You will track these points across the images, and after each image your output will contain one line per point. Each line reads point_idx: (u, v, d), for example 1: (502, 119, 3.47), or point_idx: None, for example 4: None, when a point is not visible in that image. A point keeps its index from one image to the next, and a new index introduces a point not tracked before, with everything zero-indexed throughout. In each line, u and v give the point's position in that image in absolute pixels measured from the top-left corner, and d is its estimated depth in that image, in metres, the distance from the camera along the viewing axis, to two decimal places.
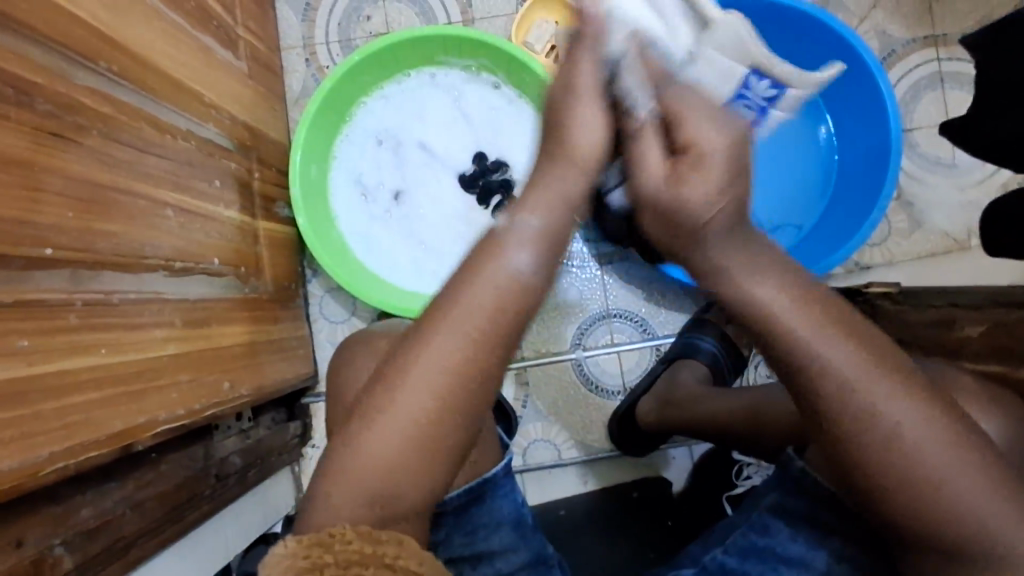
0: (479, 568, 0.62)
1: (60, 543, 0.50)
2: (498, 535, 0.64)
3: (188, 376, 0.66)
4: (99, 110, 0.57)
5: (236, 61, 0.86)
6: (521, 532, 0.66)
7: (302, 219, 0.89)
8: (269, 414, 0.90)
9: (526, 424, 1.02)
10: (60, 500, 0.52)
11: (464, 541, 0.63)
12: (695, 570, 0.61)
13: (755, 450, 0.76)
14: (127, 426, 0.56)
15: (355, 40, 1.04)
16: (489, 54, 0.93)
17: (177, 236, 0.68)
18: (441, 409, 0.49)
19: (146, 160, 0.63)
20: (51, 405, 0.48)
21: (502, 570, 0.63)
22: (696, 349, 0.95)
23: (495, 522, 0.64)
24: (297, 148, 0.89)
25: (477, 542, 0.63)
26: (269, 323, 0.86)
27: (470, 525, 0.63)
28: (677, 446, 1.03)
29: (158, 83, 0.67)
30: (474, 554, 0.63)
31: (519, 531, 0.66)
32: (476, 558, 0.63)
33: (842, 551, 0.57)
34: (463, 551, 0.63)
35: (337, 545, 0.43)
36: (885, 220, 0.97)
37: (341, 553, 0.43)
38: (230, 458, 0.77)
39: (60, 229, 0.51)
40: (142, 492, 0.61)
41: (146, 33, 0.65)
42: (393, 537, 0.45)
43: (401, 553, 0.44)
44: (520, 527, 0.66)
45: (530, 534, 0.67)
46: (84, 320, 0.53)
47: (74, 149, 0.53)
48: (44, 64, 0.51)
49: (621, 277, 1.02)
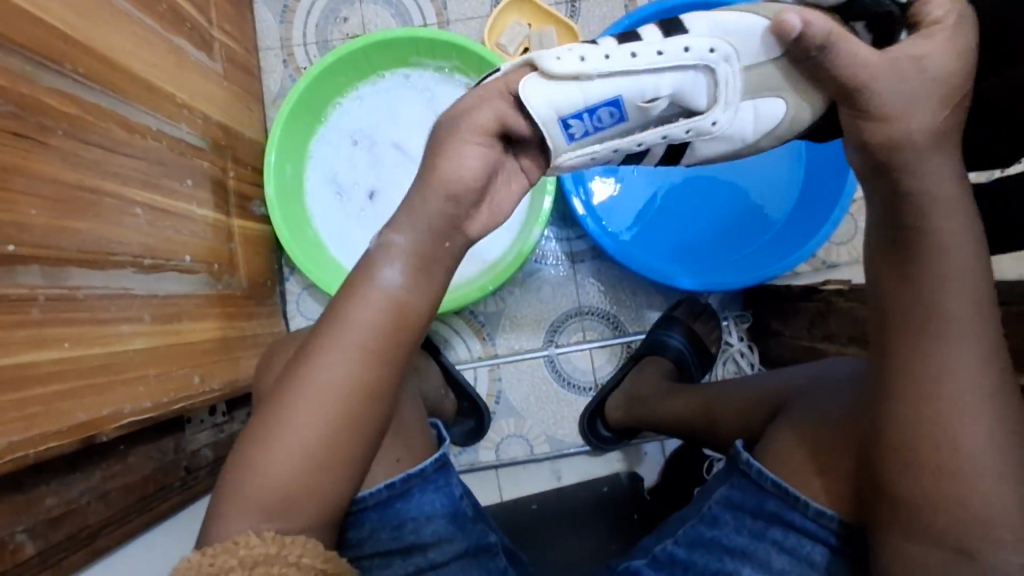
0: (409, 559, 0.63)
1: (23, 530, 0.52)
2: (429, 526, 0.64)
3: (156, 370, 0.68)
4: (66, 111, 0.59)
5: (210, 61, 0.87)
6: (459, 522, 0.66)
7: (275, 217, 0.91)
8: (244, 409, 0.91)
9: (499, 420, 1.03)
10: (24, 489, 0.53)
11: (391, 535, 0.63)
12: (645, 560, 0.62)
13: (716, 444, 0.78)
14: (91, 418, 0.58)
15: (332, 41, 1.05)
16: (461, 56, 0.95)
17: (147, 233, 0.69)
18: (384, 395, 0.51)
19: (113, 159, 0.64)
20: (12, 397, 0.50)
21: (433, 561, 0.63)
22: (663, 346, 0.97)
23: (426, 516, 0.65)
24: (270, 148, 0.92)
25: (405, 535, 0.63)
26: (243, 319, 0.88)
27: (398, 520, 0.64)
28: (650, 442, 1.04)
29: (126, 84, 0.68)
30: (403, 547, 0.63)
31: (455, 522, 0.66)
32: (405, 550, 0.63)
33: (783, 542, 0.56)
34: (391, 545, 0.63)
35: (243, 548, 0.45)
36: (852, 219, 0.99)
37: (246, 554, 0.45)
38: (201, 451, 0.78)
39: (24, 226, 0.53)
40: (110, 482, 0.62)
41: (114, 35, 0.67)
42: (297, 539, 0.48)
43: (305, 552, 0.47)
44: (457, 519, 0.66)
45: (468, 524, 0.66)
46: (49, 315, 0.55)
47: (39, 149, 0.55)
48: (8, 66, 0.53)
49: (592, 275, 1.03)
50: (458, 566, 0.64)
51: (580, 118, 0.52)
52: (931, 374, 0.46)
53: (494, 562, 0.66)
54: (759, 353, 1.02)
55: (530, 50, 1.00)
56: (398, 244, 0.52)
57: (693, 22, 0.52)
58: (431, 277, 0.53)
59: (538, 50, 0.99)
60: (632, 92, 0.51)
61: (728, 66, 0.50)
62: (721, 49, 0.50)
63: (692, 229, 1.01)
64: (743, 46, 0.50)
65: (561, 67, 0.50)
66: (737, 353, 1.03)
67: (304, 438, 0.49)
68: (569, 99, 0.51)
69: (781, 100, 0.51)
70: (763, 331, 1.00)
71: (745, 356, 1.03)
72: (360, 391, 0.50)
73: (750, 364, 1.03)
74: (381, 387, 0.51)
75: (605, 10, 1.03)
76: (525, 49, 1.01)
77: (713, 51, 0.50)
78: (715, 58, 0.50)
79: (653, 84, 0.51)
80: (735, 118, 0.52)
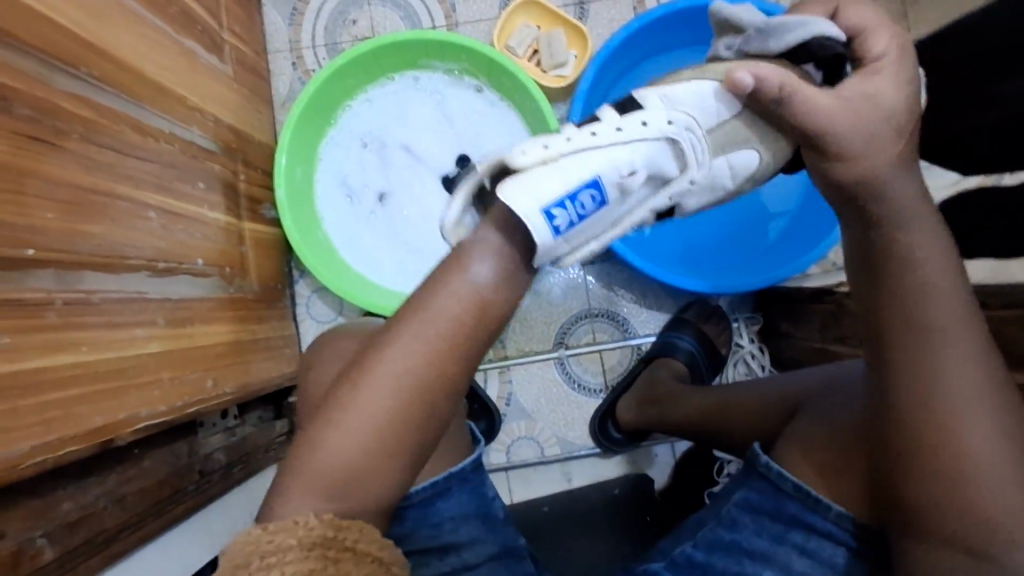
0: (446, 559, 0.64)
1: (41, 535, 0.52)
2: (465, 526, 0.65)
3: (170, 373, 0.68)
4: (80, 114, 0.59)
5: (221, 64, 0.87)
6: (491, 525, 0.66)
7: (286, 220, 0.91)
8: (256, 412, 0.92)
9: (509, 422, 1.03)
10: (40, 495, 0.54)
11: (429, 533, 0.64)
12: (665, 563, 0.62)
13: (729, 446, 0.78)
14: (109, 422, 0.58)
15: (341, 43, 1.05)
16: (470, 58, 0.95)
17: (160, 236, 0.69)
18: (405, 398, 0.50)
19: (127, 162, 0.64)
20: (30, 401, 0.50)
21: (468, 561, 0.64)
22: (674, 348, 0.97)
23: (463, 514, 0.65)
24: (281, 151, 0.92)
25: (443, 534, 0.64)
26: (255, 322, 0.88)
27: (437, 518, 0.64)
28: (660, 443, 1.03)
29: (139, 87, 0.68)
30: (440, 546, 0.64)
31: (487, 524, 0.66)
32: (443, 549, 0.64)
33: (804, 545, 0.56)
34: (429, 543, 0.63)
35: (301, 529, 0.47)
36: None
37: (306, 535, 0.47)
38: (214, 454, 0.78)
39: (40, 229, 0.52)
40: (125, 486, 0.62)
41: (126, 38, 0.66)
42: (355, 523, 0.49)
43: (361, 538, 0.48)
44: (488, 521, 0.66)
45: (500, 527, 0.67)
46: (65, 318, 0.55)
47: (54, 152, 0.55)
48: (23, 69, 0.53)
49: (602, 277, 1.03)
50: (491, 568, 0.64)
51: (565, 210, 0.48)
52: (933, 372, 0.47)
53: (521, 565, 0.66)
54: (770, 354, 1.01)
55: (539, 52, 1.00)
56: (490, 240, 0.50)
57: (644, 97, 0.52)
58: (488, 271, 0.50)
59: (547, 51, 0.99)
60: (611, 174, 0.49)
61: (691, 133, 0.51)
62: (681, 120, 0.51)
63: (706, 232, 1.01)
64: (699, 112, 0.52)
65: (529, 162, 0.48)
66: (748, 355, 1.03)
67: (368, 423, 0.50)
68: (549, 191, 0.47)
69: (755, 150, 0.54)
70: (773, 332, 1.00)
71: (755, 357, 1.02)
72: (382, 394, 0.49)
73: (760, 365, 1.02)
74: (414, 385, 0.50)
75: (614, 11, 1.03)
76: (534, 51, 1.01)
77: (674, 123, 0.51)
78: (678, 129, 0.51)
79: (631, 162, 0.50)
80: (710, 175, 0.53)
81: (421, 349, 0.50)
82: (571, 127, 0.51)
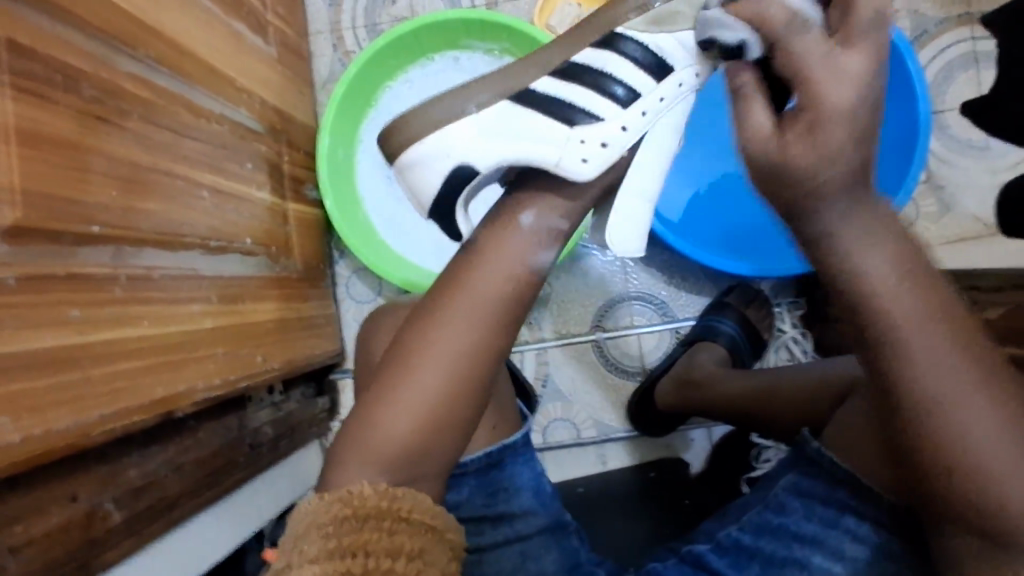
0: (499, 528, 0.66)
1: (109, 500, 0.54)
2: (518, 498, 0.67)
3: (223, 349, 0.70)
4: (141, 95, 0.60)
5: (266, 47, 0.88)
6: (542, 498, 0.68)
7: (330, 201, 0.93)
8: (299, 388, 0.94)
9: (546, 404, 1.04)
10: (107, 461, 0.56)
11: (486, 501, 0.66)
12: (709, 545, 0.62)
13: (771, 430, 0.78)
14: (168, 394, 0.60)
15: (381, 25, 1.05)
16: (511, 37, 0.94)
17: (214, 215, 0.70)
18: (476, 371, 0.57)
19: (183, 143, 0.66)
20: (101, 370, 0.52)
21: (521, 532, 0.66)
22: (715, 332, 0.95)
23: (516, 487, 0.67)
24: (324, 132, 0.93)
25: (498, 503, 0.66)
26: (298, 301, 0.89)
27: (493, 487, 0.67)
28: (696, 428, 1.03)
29: (194, 69, 0.69)
30: (496, 515, 0.66)
31: (539, 497, 0.68)
32: (497, 518, 0.66)
33: (856, 531, 0.56)
34: (485, 510, 0.66)
35: (356, 500, 0.51)
36: (913, 203, 0.96)
37: (360, 508, 0.50)
38: (262, 428, 0.81)
39: (105, 207, 0.54)
40: (183, 455, 0.65)
41: (181, 19, 0.68)
42: (408, 494, 0.52)
43: (415, 508, 0.51)
44: (540, 495, 0.68)
45: (550, 501, 0.69)
46: (129, 294, 0.56)
47: (117, 133, 0.56)
48: (90, 51, 0.54)
49: (640, 259, 1.03)
50: (542, 540, 0.66)
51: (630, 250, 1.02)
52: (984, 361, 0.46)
53: (569, 540, 0.67)
54: (812, 340, 1.00)
55: None
56: None
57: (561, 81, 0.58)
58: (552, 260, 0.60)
59: None
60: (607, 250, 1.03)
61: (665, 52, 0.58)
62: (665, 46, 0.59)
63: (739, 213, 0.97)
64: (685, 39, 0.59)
65: (595, 165, 0.59)
66: (790, 340, 1.01)
67: (439, 392, 0.56)
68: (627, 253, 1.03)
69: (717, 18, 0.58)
70: (816, 317, 0.98)
71: (798, 343, 1.01)
72: (450, 370, 0.56)
73: (803, 351, 1.01)
74: (476, 365, 0.57)
75: None
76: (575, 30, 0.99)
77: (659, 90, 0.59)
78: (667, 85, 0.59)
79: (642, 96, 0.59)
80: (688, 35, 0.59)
81: (480, 322, 0.57)
82: (568, 128, 0.58)
